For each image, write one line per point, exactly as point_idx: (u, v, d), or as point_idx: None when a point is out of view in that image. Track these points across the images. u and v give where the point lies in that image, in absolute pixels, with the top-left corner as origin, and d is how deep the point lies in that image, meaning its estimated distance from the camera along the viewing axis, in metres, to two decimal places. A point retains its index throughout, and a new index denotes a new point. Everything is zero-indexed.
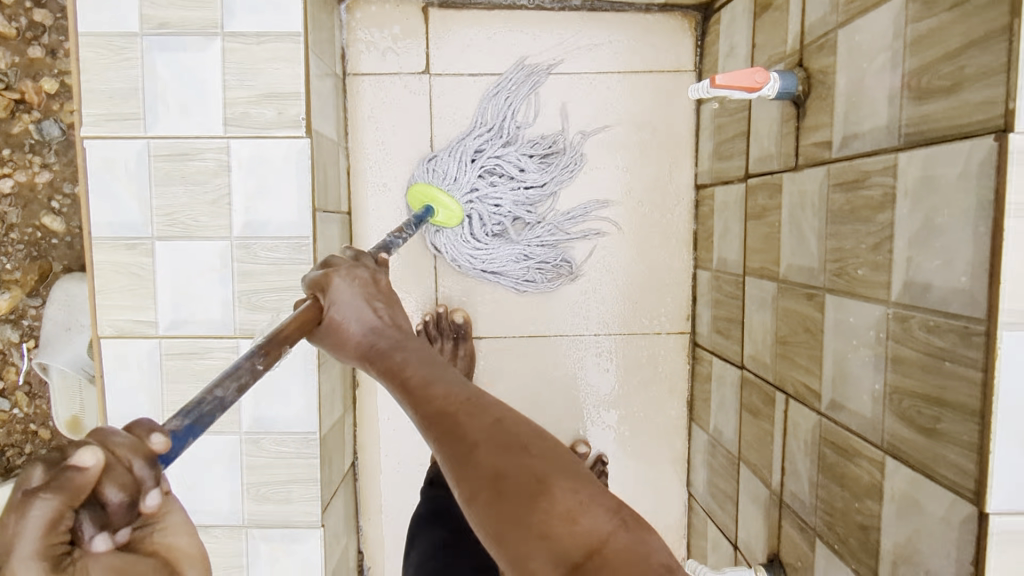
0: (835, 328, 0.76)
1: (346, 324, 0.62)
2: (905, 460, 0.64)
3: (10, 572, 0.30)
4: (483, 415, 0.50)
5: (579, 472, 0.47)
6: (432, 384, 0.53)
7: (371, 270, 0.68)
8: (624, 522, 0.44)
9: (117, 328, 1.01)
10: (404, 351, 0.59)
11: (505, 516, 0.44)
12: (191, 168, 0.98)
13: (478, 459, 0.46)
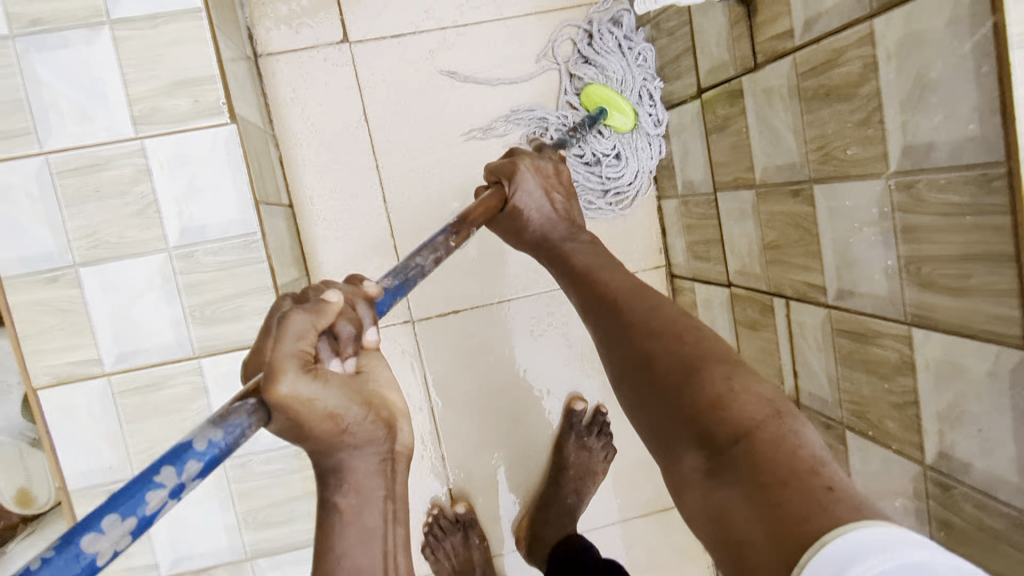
0: (830, 215, 0.75)
1: (527, 211, 0.78)
2: (936, 327, 0.62)
3: (279, 359, 0.42)
4: (644, 307, 0.63)
5: (731, 362, 0.56)
6: (605, 284, 0.68)
7: (542, 158, 0.82)
8: (774, 415, 0.50)
9: (55, 374, 0.88)
10: (575, 249, 0.76)
11: (659, 395, 0.56)
12: (105, 179, 0.87)
13: (636, 344, 0.61)
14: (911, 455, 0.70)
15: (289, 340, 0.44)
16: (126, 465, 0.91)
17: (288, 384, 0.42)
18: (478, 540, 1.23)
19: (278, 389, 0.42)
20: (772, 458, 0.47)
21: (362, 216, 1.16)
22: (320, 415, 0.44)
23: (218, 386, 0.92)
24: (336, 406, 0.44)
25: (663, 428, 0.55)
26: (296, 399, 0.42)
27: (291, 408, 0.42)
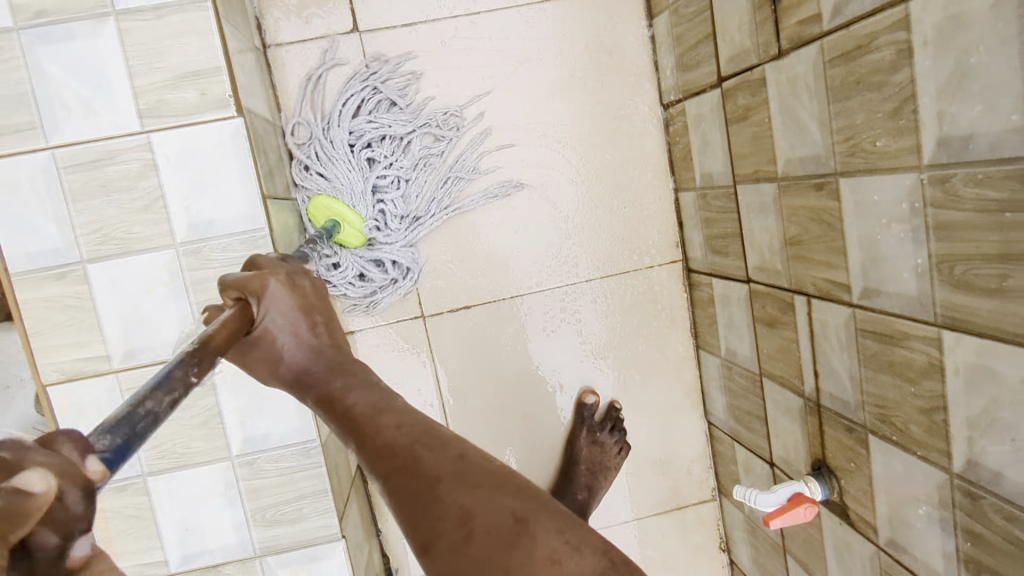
0: (857, 210, 0.71)
1: (278, 335, 0.63)
2: (968, 330, 0.59)
3: None
4: (447, 453, 0.49)
5: (559, 512, 0.46)
6: (386, 419, 0.52)
7: (298, 271, 0.69)
8: (615, 569, 0.43)
9: (64, 371, 0.88)
10: (349, 386, 0.57)
11: (479, 564, 0.42)
12: (112, 174, 0.85)
13: (440, 496, 0.45)
14: (939, 462, 0.67)
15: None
16: (136, 462, 0.90)
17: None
18: None
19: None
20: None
21: None
22: None
23: (227, 384, 0.91)
24: None
25: None
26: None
27: None
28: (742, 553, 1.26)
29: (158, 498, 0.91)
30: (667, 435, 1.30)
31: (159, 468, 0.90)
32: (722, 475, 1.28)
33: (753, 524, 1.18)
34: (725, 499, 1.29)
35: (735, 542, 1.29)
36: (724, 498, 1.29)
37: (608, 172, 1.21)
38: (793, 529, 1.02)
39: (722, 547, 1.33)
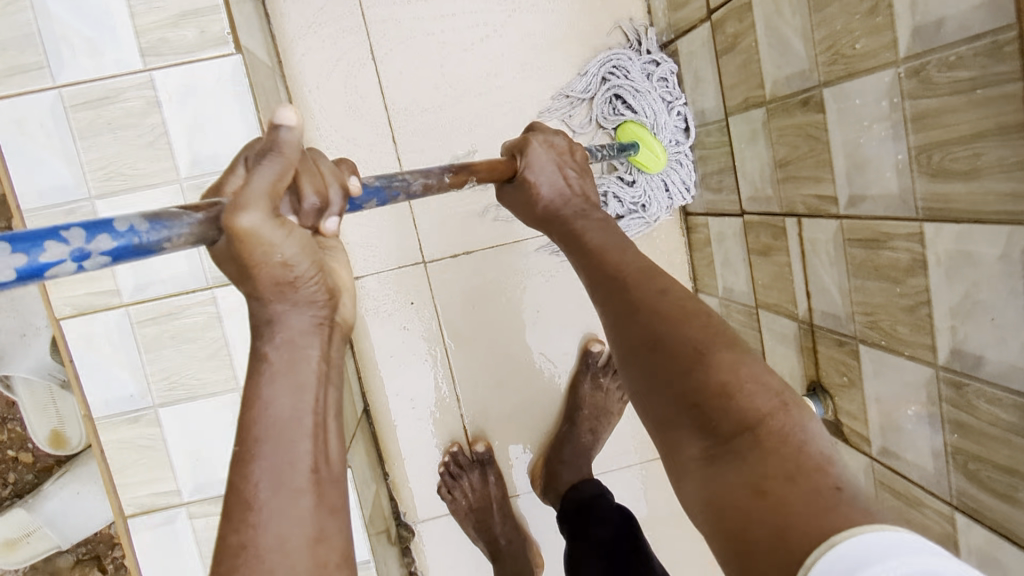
0: (839, 116, 0.72)
1: (537, 183, 0.78)
2: (949, 217, 0.60)
3: (251, 194, 0.45)
4: (656, 290, 0.60)
5: (740, 349, 0.54)
6: (609, 257, 0.67)
7: (554, 135, 0.82)
8: (783, 408, 0.49)
9: (76, 305, 0.92)
10: (588, 229, 0.73)
11: (659, 372, 0.55)
12: (116, 112, 0.88)
13: (643, 322, 0.58)
14: (924, 358, 0.67)
15: (261, 183, 0.45)
16: (146, 393, 0.94)
17: (254, 216, 0.44)
18: (495, 478, 1.24)
19: (238, 219, 0.44)
20: (781, 453, 0.46)
21: (374, 156, 1.17)
22: (274, 262, 0.46)
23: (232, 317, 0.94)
24: (291, 258, 0.47)
25: (659, 413, 0.54)
26: (256, 233, 0.45)
27: (246, 240, 0.44)
28: None
29: (169, 428, 0.95)
30: None
31: (169, 398, 0.93)
32: None
33: None
34: None
35: None
36: None
37: None
38: None
39: None
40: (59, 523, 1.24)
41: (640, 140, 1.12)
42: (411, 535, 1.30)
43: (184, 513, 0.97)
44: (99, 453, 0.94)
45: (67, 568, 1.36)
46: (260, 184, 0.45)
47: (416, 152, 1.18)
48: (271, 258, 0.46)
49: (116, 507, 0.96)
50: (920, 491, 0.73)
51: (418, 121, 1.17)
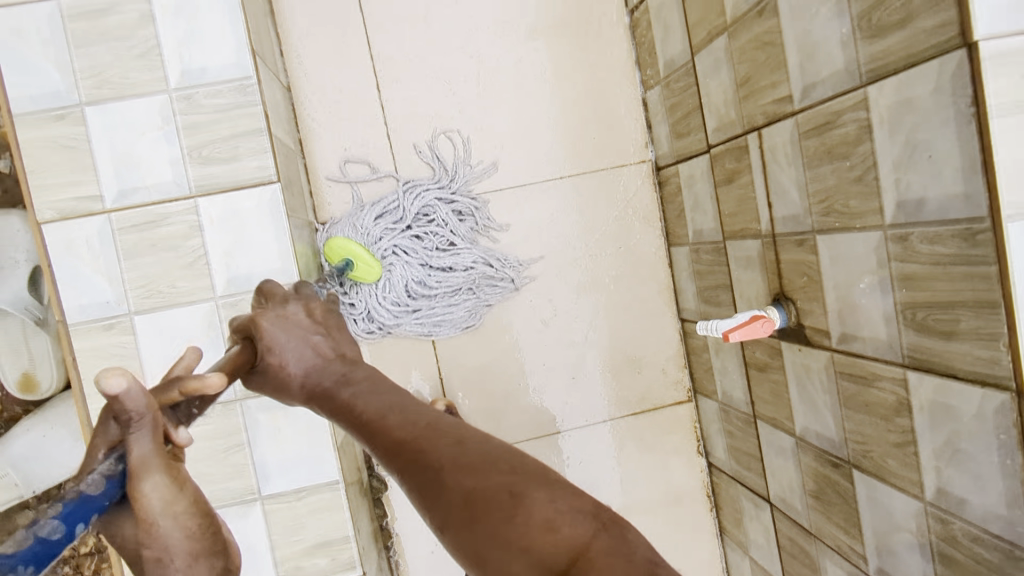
0: (793, 12, 0.77)
1: (283, 358, 0.65)
2: (886, 72, 0.64)
3: (137, 461, 0.42)
4: (448, 442, 0.53)
5: (548, 480, 0.51)
6: (391, 418, 0.57)
7: (288, 314, 0.70)
8: (600, 527, 0.48)
9: (59, 210, 0.94)
10: (357, 397, 0.61)
11: (481, 525, 0.48)
12: (111, 23, 0.93)
13: (447, 481, 0.50)
14: (873, 225, 0.71)
15: (150, 421, 0.43)
16: (122, 300, 0.95)
17: (151, 482, 0.42)
18: None
19: (141, 488, 0.41)
20: (622, 573, 0.44)
21: (358, 104, 1.22)
22: (170, 522, 0.42)
23: (212, 227, 0.96)
24: (184, 512, 0.43)
25: (492, 572, 0.47)
26: (154, 500, 0.42)
27: (149, 512, 0.42)
28: (718, 445, 1.29)
29: (143, 338, 0.95)
30: (642, 336, 1.34)
31: (147, 305, 0.94)
32: (697, 370, 1.31)
33: (726, 407, 1.21)
34: (701, 396, 1.32)
35: (711, 438, 1.32)
36: (700, 395, 1.32)
37: (578, 74, 1.29)
38: (761, 387, 1.05)
39: (700, 450, 1.36)
40: (28, 469, 1.21)
41: (354, 258, 1.17)
42: (382, 487, 1.28)
43: None
44: (71, 360, 0.94)
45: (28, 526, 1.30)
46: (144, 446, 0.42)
47: (398, 100, 1.24)
48: (164, 518, 0.42)
49: (84, 417, 0.94)
50: (877, 364, 0.75)
51: (401, 71, 1.23)
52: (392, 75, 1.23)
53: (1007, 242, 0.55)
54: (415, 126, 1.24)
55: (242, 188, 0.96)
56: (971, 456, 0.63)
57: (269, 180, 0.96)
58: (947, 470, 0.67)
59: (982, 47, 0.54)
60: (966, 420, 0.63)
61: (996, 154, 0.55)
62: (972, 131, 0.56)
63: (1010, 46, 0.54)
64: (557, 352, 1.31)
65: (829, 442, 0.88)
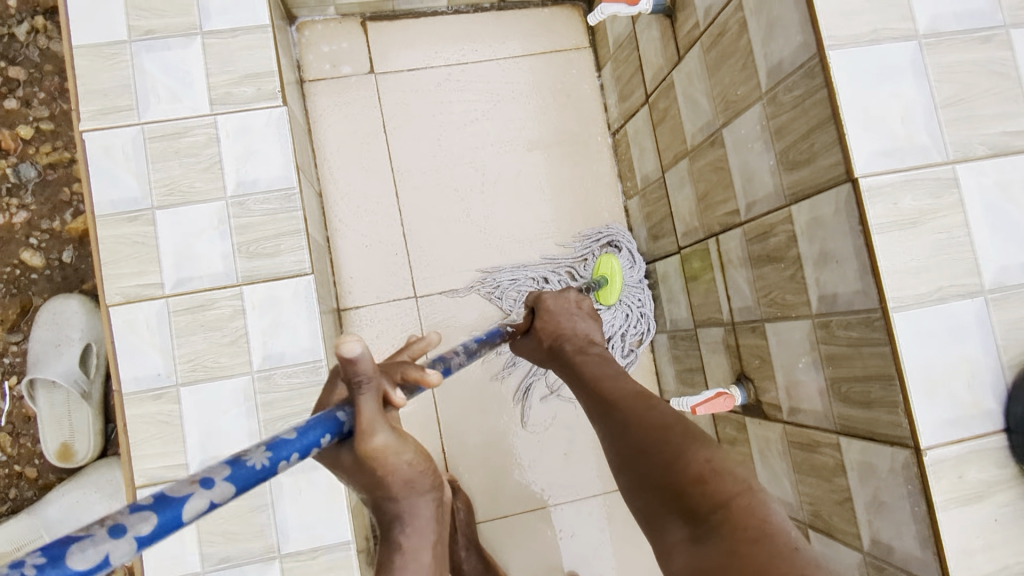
0: (736, 145, 0.97)
1: (556, 323, 0.93)
2: (801, 196, 0.83)
3: (368, 420, 0.57)
4: (642, 407, 0.71)
5: (712, 443, 0.64)
6: (606, 387, 0.77)
7: (575, 304, 0.96)
8: (748, 488, 0.58)
9: (124, 294, 1.10)
10: (586, 364, 0.84)
11: (647, 473, 0.64)
12: (183, 143, 1.13)
13: (634, 435, 0.68)
14: (804, 314, 0.87)
15: (372, 400, 0.58)
16: (171, 372, 1.09)
17: (378, 435, 0.57)
18: (460, 507, 1.31)
19: (370, 443, 0.57)
20: (753, 527, 0.54)
21: (379, 207, 1.42)
22: (403, 465, 0.62)
23: (254, 310, 1.12)
24: (412, 457, 0.62)
25: (652, 509, 0.62)
26: (383, 451, 0.58)
27: (378, 457, 0.58)
28: None
29: (186, 406, 1.08)
30: None
31: (192, 377, 1.08)
32: None
33: None
34: None
35: None
36: None
37: (569, 184, 1.50)
38: None
39: None
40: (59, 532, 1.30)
41: (611, 277, 1.32)
42: None
43: None
44: (123, 425, 1.07)
45: None
46: (368, 409, 0.57)
47: (414, 203, 1.44)
48: (395, 459, 0.60)
49: (128, 478, 1.06)
50: (816, 432, 0.88)
51: (417, 180, 1.44)
52: (409, 184, 1.44)
53: (894, 328, 0.71)
54: (428, 226, 1.43)
55: (281, 278, 1.13)
56: (892, 507, 0.76)
57: (304, 272, 1.13)
58: (875, 522, 0.78)
59: (861, 182, 0.73)
60: (884, 475, 0.76)
61: (879, 260, 0.72)
62: (861, 242, 0.74)
63: (880, 182, 0.73)
64: (553, 428, 1.44)
65: (788, 506, 0.99)
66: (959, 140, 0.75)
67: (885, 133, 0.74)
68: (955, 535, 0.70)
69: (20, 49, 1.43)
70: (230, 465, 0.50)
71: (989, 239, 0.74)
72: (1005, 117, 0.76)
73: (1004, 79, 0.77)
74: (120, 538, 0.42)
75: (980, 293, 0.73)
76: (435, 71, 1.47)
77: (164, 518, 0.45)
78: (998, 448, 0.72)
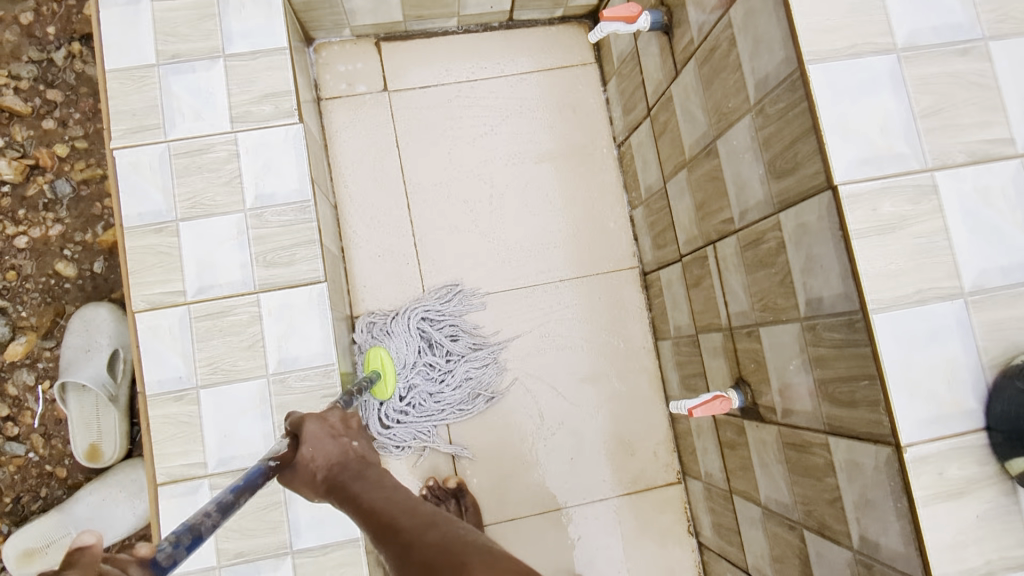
0: (729, 156, 1.01)
1: (319, 443, 0.80)
2: (787, 204, 0.86)
3: None
4: (438, 543, 0.60)
5: (521, 574, 0.55)
6: (396, 520, 0.65)
7: (334, 419, 0.84)
8: None
9: (149, 301, 1.16)
10: (364, 493, 0.72)
11: None
12: (206, 159, 1.20)
13: (433, 573, 0.57)
14: (793, 318, 0.90)
15: None
16: (192, 375, 1.15)
17: None
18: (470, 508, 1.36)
19: None
20: None
21: (391, 219, 1.48)
22: None
23: (270, 316, 1.18)
24: None
25: None
26: None
27: None
28: (705, 524, 1.40)
29: (205, 407, 1.14)
30: (633, 422, 1.49)
31: (211, 380, 1.14)
32: (684, 453, 1.45)
33: (709, 486, 1.34)
34: (688, 478, 1.45)
35: (700, 517, 1.43)
36: (688, 477, 1.45)
37: (574, 196, 1.54)
38: (733, 464, 1.19)
39: (691, 530, 1.47)
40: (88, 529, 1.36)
41: (382, 372, 1.35)
42: None
43: (207, 485, 1.13)
44: (146, 425, 1.13)
45: None
46: None
47: (423, 215, 1.49)
48: None
49: (151, 474, 1.12)
50: (809, 432, 0.91)
51: (426, 193, 1.50)
52: (420, 197, 1.49)
53: (875, 329, 0.74)
54: (438, 237, 1.49)
55: (296, 286, 1.18)
56: (878, 504, 0.78)
57: (318, 280, 1.19)
58: (863, 518, 0.81)
59: (841, 189, 0.76)
60: (870, 472, 0.78)
61: (860, 264, 0.75)
62: (842, 247, 0.76)
63: (862, 189, 0.76)
64: (560, 434, 1.46)
65: (785, 508, 1.01)
66: (939, 147, 0.78)
67: (866, 142, 0.77)
68: (938, 530, 0.72)
69: (57, 73, 1.53)
70: None
71: (970, 243, 0.77)
72: (985, 126, 0.79)
73: (983, 89, 0.79)
74: None
75: (961, 295, 0.76)
76: (445, 88, 1.53)
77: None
78: (981, 445, 0.74)
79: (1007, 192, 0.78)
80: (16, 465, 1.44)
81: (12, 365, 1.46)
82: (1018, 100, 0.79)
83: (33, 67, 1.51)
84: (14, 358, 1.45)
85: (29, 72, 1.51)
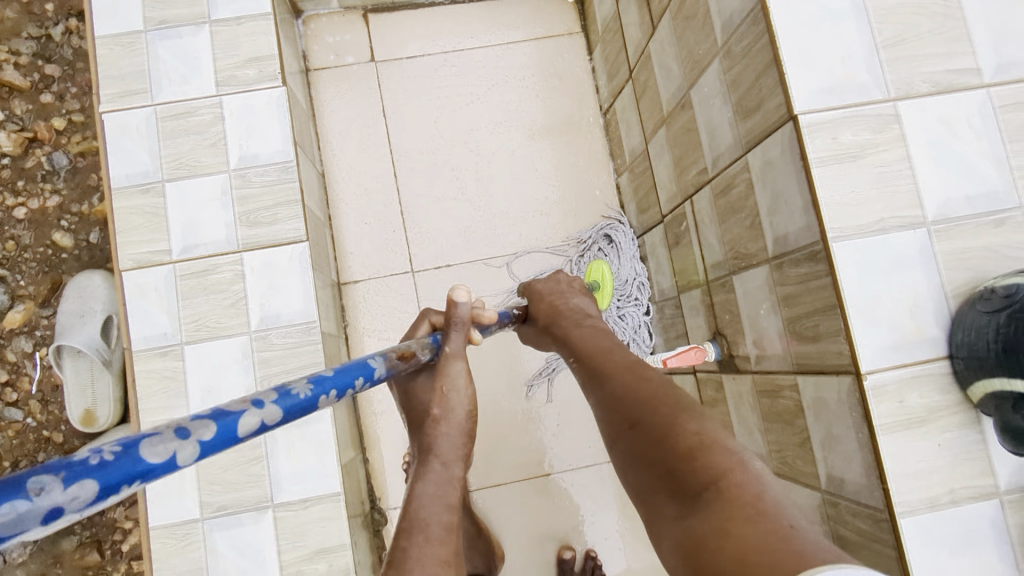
0: (701, 104, 1.00)
1: (545, 297, 0.96)
2: (752, 143, 0.85)
3: (451, 357, 0.80)
4: (634, 379, 0.74)
5: (697, 413, 0.67)
6: (610, 356, 0.80)
7: (567, 279, 0.99)
8: (739, 467, 0.60)
9: (136, 260, 1.19)
10: (581, 334, 0.87)
11: (641, 450, 0.67)
12: (191, 122, 1.22)
13: (624, 411, 0.72)
14: (761, 260, 0.89)
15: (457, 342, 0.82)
16: (177, 332, 1.17)
17: (457, 370, 0.80)
18: None
19: (450, 366, 0.80)
20: (743, 504, 0.56)
21: (380, 187, 1.49)
22: (457, 393, 0.78)
23: (253, 275, 1.19)
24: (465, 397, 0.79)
25: (645, 486, 0.66)
26: (453, 379, 0.79)
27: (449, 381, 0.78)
28: None
29: (189, 362, 1.16)
30: None
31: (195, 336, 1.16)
32: None
33: None
34: None
35: None
36: None
37: (561, 164, 1.54)
38: None
39: None
40: None
41: (601, 283, 1.35)
42: (384, 519, 1.40)
43: None
44: (132, 381, 1.15)
45: (70, 551, 1.46)
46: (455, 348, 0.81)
47: (411, 183, 1.50)
48: (455, 392, 0.78)
49: (136, 429, 1.14)
50: (779, 376, 0.90)
51: (414, 161, 1.51)
52: (408, 166, 1.51)
53: (834, 257, 0.73)
54: (424, 205, 1.50)
55: (278, 245, 1.20)
56: (842, 438, 0.77)
57: (300, 239, 1.21)
58: (829, 456, 0.80)
59: (800, 119, 0.75)
60: (834, 407, 0.78)
61: (819, 193, 0.75)
62: (802, 178, 0.76)
63: (820, 118, 0.76)
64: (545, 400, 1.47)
65: (761, 458, 1.01)
66: (902, 77, 0.77)
67: (825, 73, 0.77)
68: (897, 459, 0.72)
69: (56, 48, 1.56)
70: (278, 392, 0.55)
71: (933, 172, 0.76)
72: (949, 55, 0.78)
73: (948, 19, 0.78)
74: (185, 439, 0.45)
75: (923, 224, 0.75)
76: (432, 58, 1.54)
77: (220, 427, 0.48)
78: (942, 374, 0.74)
79: (972, 121, 0.77)
80: (14, 431, 1.47)
81: (10, 332, 1.49)
82: (984, 29, 0.78)
83: (32, 43, 1.55)
84: (12, 326, 1.48)
85: (29, 48, 1.55)
